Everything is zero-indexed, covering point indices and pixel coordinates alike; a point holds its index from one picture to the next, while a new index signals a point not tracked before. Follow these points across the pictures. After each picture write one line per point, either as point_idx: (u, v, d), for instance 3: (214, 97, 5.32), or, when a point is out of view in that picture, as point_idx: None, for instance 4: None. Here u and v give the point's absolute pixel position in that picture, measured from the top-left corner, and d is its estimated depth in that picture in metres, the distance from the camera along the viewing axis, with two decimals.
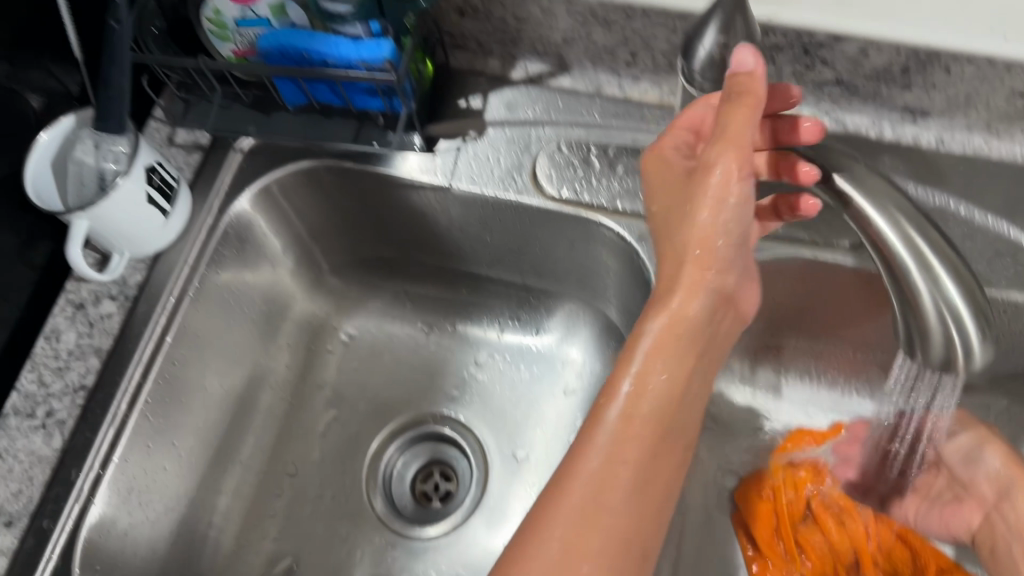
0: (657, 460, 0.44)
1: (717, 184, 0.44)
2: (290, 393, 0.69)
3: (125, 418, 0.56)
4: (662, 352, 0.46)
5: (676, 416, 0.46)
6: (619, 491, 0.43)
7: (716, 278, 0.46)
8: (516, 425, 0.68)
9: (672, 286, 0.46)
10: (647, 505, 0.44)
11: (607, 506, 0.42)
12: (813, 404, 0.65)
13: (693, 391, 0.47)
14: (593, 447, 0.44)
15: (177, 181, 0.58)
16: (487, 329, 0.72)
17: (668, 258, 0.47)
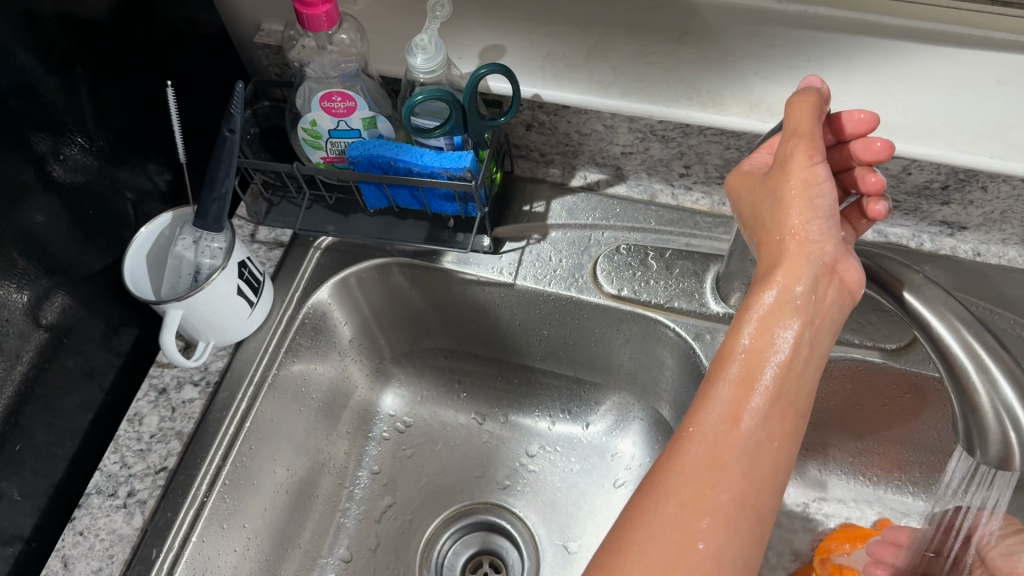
0: (766, 437, 0.41)
1: (800, 177, 0.42)
2: (347, 478, 0.71)
3: (204, 499, 0.59)
4: (756, 350, 0.43)
5: (778, 416, 0.42)
6: (714, 501, 0.40)
7: (816, 249, 0.43)
8: (567, 515, 0.70)
9: (772, 264, 0.44)
10: (747, 514, 0.40)
11: (700, 521, 0.40)
12: (858, 501, 0.67)
13: (806, 362, 0.43)
14: (682, 461, 0.42)
15: (262, 275, 0.62)
16: (538, 419, 0.75)
17: (765, 239, 0.45)
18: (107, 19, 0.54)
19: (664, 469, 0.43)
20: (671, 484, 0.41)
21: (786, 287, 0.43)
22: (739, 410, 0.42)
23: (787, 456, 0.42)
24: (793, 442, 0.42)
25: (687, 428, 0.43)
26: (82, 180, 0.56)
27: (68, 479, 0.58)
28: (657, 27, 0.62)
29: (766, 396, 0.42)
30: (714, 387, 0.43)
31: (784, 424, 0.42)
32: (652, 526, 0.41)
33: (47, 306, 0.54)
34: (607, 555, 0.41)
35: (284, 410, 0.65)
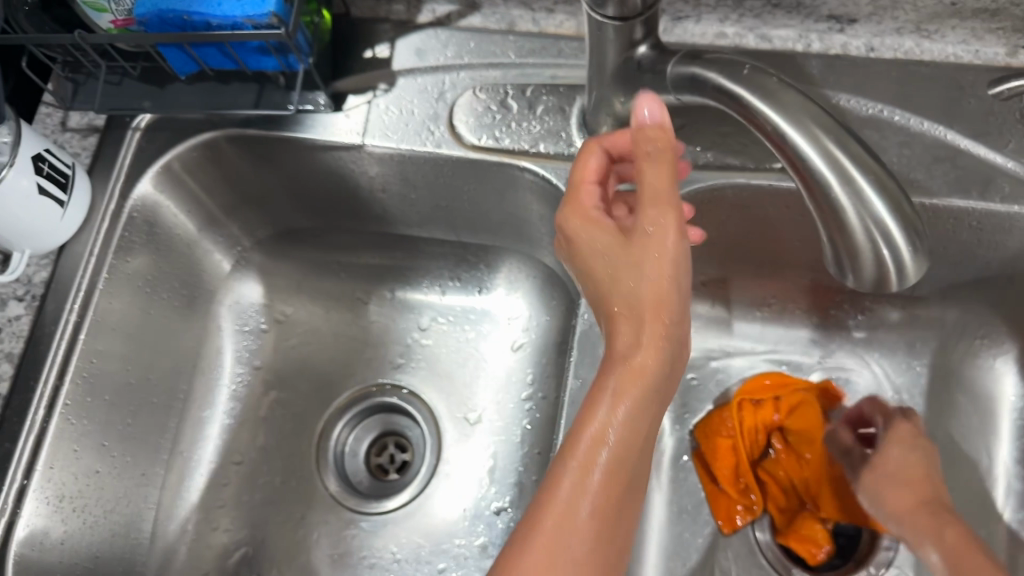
0: (618, 514, 0.40)
1: (658, 245, 0.40)
2: (227, 380, 0.66)
3: (45, 424, 0.53)
4: (605, 434, 0.40)
5: (624, 488, 0.40)
6: (591, 513, 0.39)
7: (670, 326, 0.41)
8: (465, 386, 0.66)
9: (626, 349, 0.41)
10: (615, 511, 0.40)
11: (576, 536, 0.39)
12: (762, 338, 0.63)
13: (648, 448, 0.41)
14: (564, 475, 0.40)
15: (71, 167, 0.55)
16: (428, 291, 0.69)
17: (616, 318, 0.42)
18: None
19: (546, 481, 0.40)
20: (553, 502, 0.39)
21: (638, 308, 0.41)
22: (588, 486, 0.39)
23: (646, 450, 0.41)
24: (631, 494, 0.41)
25: (572, 434, 0.40)
26: None
27: None
28: None
29: (638, 386, 0.40)
30: (562, 467, 0.40)
31: (626, 488, 0.40)
32: (536, 542, 0.38)
33: None
34: (495, 567, 0.39)
35: (130, 315, 0.58)
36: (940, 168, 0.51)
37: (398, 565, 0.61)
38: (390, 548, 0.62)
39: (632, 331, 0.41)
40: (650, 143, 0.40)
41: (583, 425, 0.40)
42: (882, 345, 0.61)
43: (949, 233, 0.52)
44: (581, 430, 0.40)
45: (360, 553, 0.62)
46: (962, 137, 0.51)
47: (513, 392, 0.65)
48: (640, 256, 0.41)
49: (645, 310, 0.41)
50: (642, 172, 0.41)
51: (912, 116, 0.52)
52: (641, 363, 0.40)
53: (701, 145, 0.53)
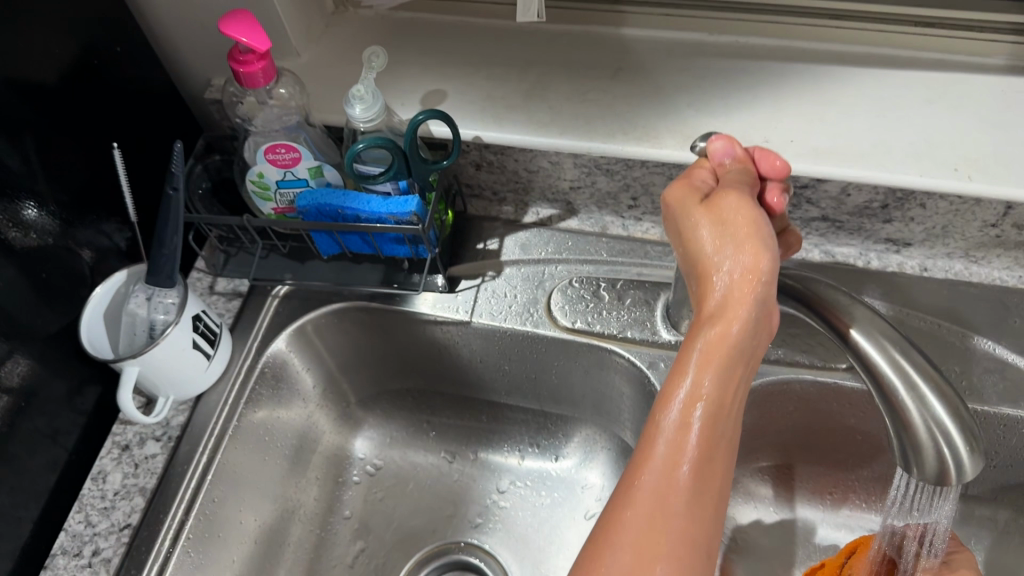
0: (713, 460, 0.41)
1: (740, 209, 0.43)
2: (320, 526, 0.71)
3: (168, 554, 0.58)
4: (700, 391, 0.42)
5: (717, 438, 0.42)
6: (686, 486, 0.41)
7: (763, 291, 0.42)
8: (540, 549, 0.70)
9: (715, 309, 0.42)
10: (713, 478, 0.41)
11: (674, 503, 0.40)
12: (825, 522, 0.66)
13: (738, 404, 0.43)
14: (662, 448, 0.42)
15: (219, 328, 0.63)
16: (507, 455, 0.75)
17: (707, 284, 0.43)
18: (56, 83, 0.55)
19: (642, 449, 0.42)
20: (651, 474, 0.41)
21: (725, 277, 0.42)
22: (681, 438, 0.41)
23: (736, 414, 0.43)
24: (729, 453, 0.43)
25: (663, 398, 0.43)
26: (37, 243, 0.56)
27: (34, 542, 0.57)
28: (592, 63, 0.64)
29: (724, 350, 0.42)
30: (658, 423, 0.42)
31: (722, 434, 0.42)
32: (637, 505, 0.41)
33: (6, 369, 0.54)
34: (598, 533, 0.41)
35: (246, 462, 0.65)
36: (992, 377, 0.56)
37: None
38: None
39: (720, 296, 0.42)
40: (740, 162, 0.46)
41: (676, 382, 0.43)
42: None
43: (1001, 437, 0.57)
44: (676, 387, 0.42)
45: None
46: (1010, 352, 0.57)
47: None
48: (724, 225, 0.43)
49: (733, 290, 0.42)
50: (733, 170, 0.46)
51: (964, 330, 0.58)
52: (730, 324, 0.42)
53: (772, 343, 0.60)
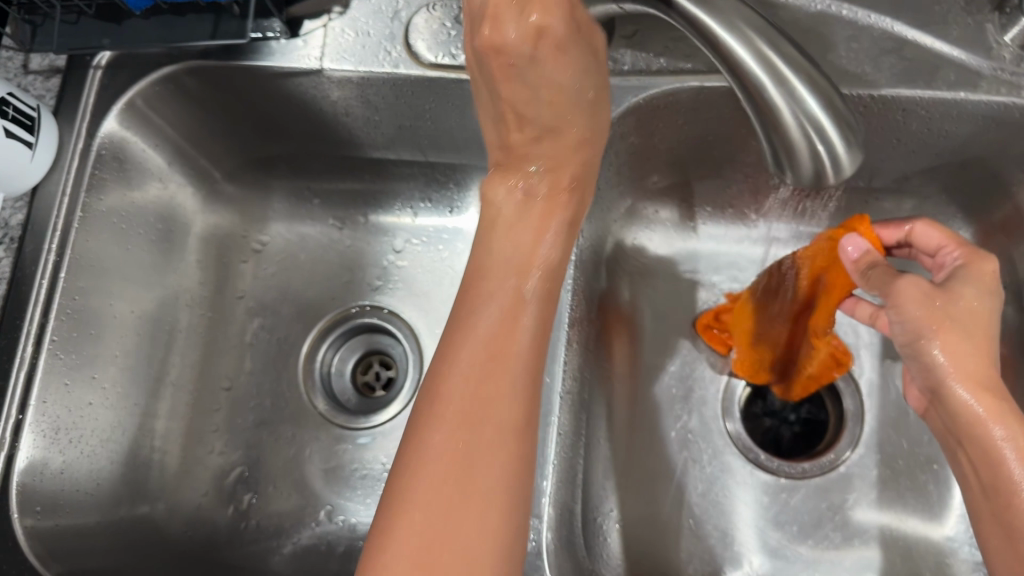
0: (478, 454, 0.38)
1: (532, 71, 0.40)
2: (211, 310, 0.68)
3: (34, 360, 0.55)
4: (473, 376, 0.40)
5: (484, 428, 0.39)
6: (516, 369, 0.40)
7: (525, 263, 0.44)
8: (442, 302, 0.68)
9: (489, 301, 0.43)
10: (479, 453, 0.38)
11: (478, 432, 0.38)
12: (727, 238, 0.66)
13: (478, 391, 0.39)
14: (467, 333, 0.41)
15: (36, 110, 0.55)
16: (399, 214, 0.70)
17: (481, 273, 0.44)
18: None
19: (426, 432, 0.39)
20: (444, 446, 0.38)
21: (485, 311, 0.42)
22: (481, 393, 0.39)
23: (463, 384, 0.40)
24: (502, 447, 0.39)
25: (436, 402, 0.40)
26: None
27: None
28: None
29: (497, 346, 0.41)
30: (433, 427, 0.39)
31: (484, 431, 0.38)
32: (429, 478, 0.37)
33: None
34: (379, 529, 0.37)
35: (106, 257, 0.60)
36: (888, 60, 0.51)
37: (388, 474, 0.65)
38: (379, 459, 0.65)
39: (482, 308, 0.42)
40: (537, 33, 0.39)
41: (449, 377, 0.40)
42: None
43: (899, 123, 0.53)
44: (449, 390, 0.39)
45: (351, 466, 0.65)
46: (910, 28, 0.52)
47: None
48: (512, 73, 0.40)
49: (510, 208, 0.45)
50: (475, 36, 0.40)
51: (860, 10, 0.52)
52: (450, 365, 0.41)
53: (651, 51, 0.54)
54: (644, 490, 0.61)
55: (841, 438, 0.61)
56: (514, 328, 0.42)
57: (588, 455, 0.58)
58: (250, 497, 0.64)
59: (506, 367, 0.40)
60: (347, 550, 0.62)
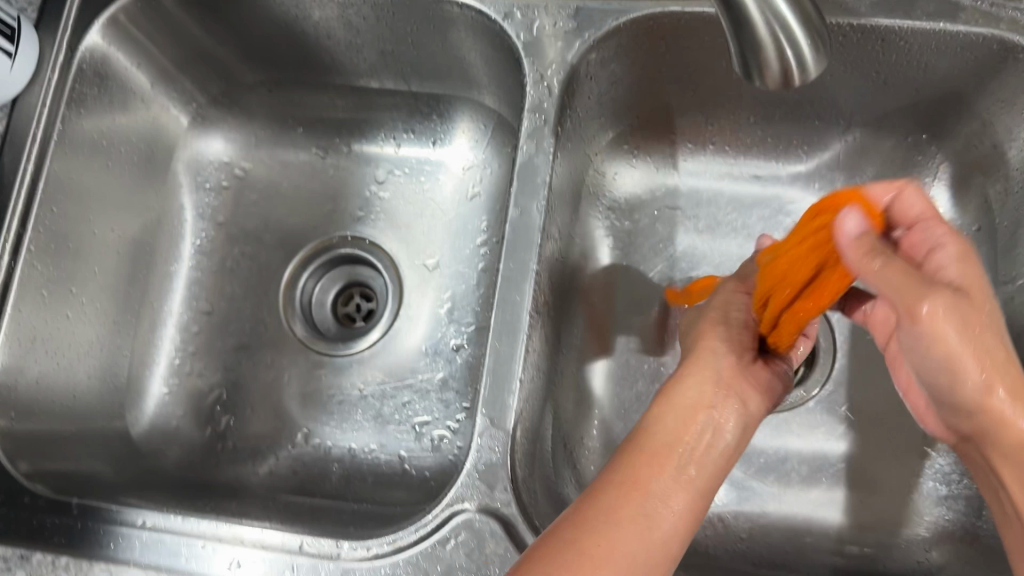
0: (632, 539, 0.40)
1: None
2: (193, 235, 0.69)
3: (11, 268, 0.56)
4: (653, 536, 0.41)
5: (631, 511, 0.42)
6: (659, 513, 0.42)
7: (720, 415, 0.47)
8: (423, 234, 0.68)
9: (666, 451, 0.45)
10: (620, 545, 0.40)
11: (619, 559, 0.40)
12: (709, 174, 0.65)
13: (646, 530, 0.41)
14: (634, 466, 0.44)
15: (16, 20, 0.55)
16: (382, 144, 0.70)
17: (648, 429, 0.46)
18: None
19: (590, 539, 0.40)
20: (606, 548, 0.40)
21: (666, 487, 0.43)
22: (631, 538, 0.40)
23: (663, 506, 0.42)
24: (648, 548, 0.41)
25: (586, 522, 0.41)
26: None
27: None
28: None
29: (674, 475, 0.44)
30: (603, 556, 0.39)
31: (631, 525, 0.41)
32: (578, 560, 0.39)
33: None
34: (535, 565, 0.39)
35: (87, 174, 0.61)
36: None
37: (364, 400, 0.65)
38: (356, 386, 0.66)
39: (661, 448, 0.45)
40: None
41: (637, 502, 0.42)
42: (823, 176, 0.64)
43: (870, 54, 0.55)
44: (617, 519, 0.41)
45: (328, 391, 0.66)
46: None
47: (469, 236, 0.67)
48: None
49: (687, 399, 0.47)
50: None
51: None
52: (643, 479, 0.43)
53: None
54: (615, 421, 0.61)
55: (812, 374, 0.61)
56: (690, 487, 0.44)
57: (559, 381, 0.59)
58: (227, 420, 0.65)
59: (660, 524, 0.42)
60: (321, 472, 0.63)
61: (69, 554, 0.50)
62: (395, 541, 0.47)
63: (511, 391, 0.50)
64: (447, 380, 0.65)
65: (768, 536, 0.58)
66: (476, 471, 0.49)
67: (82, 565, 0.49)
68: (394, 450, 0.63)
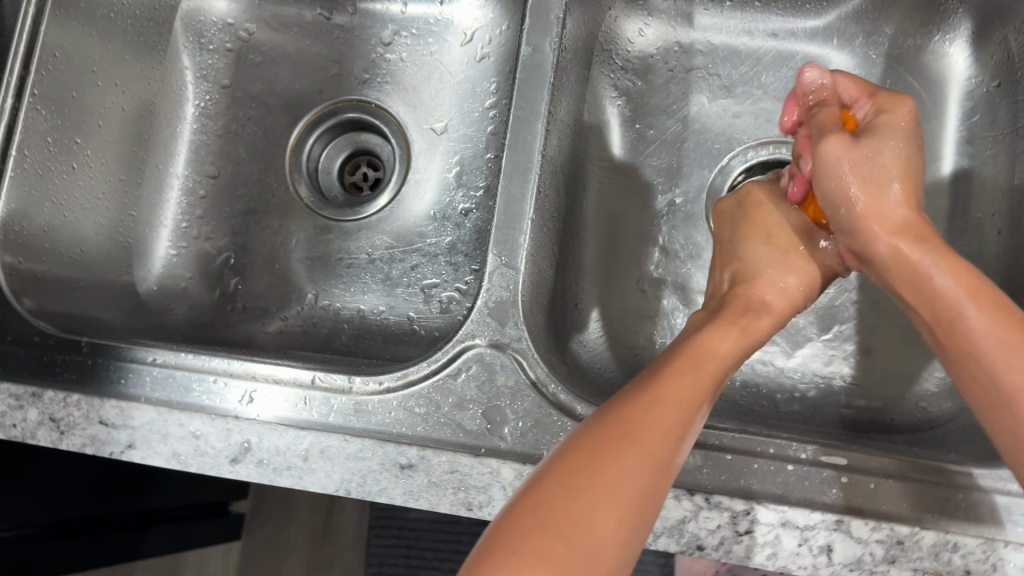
0: (674, 436, 0.37)
1: None
2: (196, 97, 0.67)
3: (15, 109, 0.56)
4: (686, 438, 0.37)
5: (679, 408, 0.38)
6: (696, 422, 0.38)
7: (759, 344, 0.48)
8: (431, 97, 0.67)
9: (714, 367, 0.42)
10: (666, 442, 0.36)
11: (665, 453, 0.36)
12: (724, 29, 0.64)
13: (684, 426, 0.37)
14: (681, 370, 0.40)
15: None
16: (388, 3, 0.68)
17: (699, 352, 0.42)
18: None
19: (638, 426, 0.36)
20: (619, 459, 0.34)
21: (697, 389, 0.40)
22: (676, 434, 0.37)
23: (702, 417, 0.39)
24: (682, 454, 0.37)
25: (627, 411, 0.37)
26: None
27: None
28: None
29: (701, 392, 0.40)
30: (637, 443, 0.35)
31: (678, 422, 0.37)
32: (614, 445, 0.35)
33: None
34: (538, 493, 0.33)
35: (90, 23, 0.60)
36: None
37: (373, 264, 0.65)
38: (364, 251, 0.65)
39: (705, 366, 0.41)
40: None
41: (673, 394, 0.38)
42: (841, 32, 0.62)
43: None
44: (663, 409, 0.37)
45: (337, 255, 0.65)
46: None
47: (478, 99, 0.66)
48: None
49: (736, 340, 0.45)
50: None
51: None
52: (672, 397, 0.38)
53: None
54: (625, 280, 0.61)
55: None
56: (704, 408, 0.39)
57: (569, 236, 0.58)
58: (236, 282, 0.65)
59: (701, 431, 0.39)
60: (331, 332, 0.63)
61: (80, 392, 0.50)
62: (404, 375, 0.48)
63: (523, 230, 0.49)
64: (456, 244, 0.64)
65: (777, 390, 0.58)
66: (487, 308, 0.48)
67: (94, 402, 0.49)
68: (403, 312, 0.63)
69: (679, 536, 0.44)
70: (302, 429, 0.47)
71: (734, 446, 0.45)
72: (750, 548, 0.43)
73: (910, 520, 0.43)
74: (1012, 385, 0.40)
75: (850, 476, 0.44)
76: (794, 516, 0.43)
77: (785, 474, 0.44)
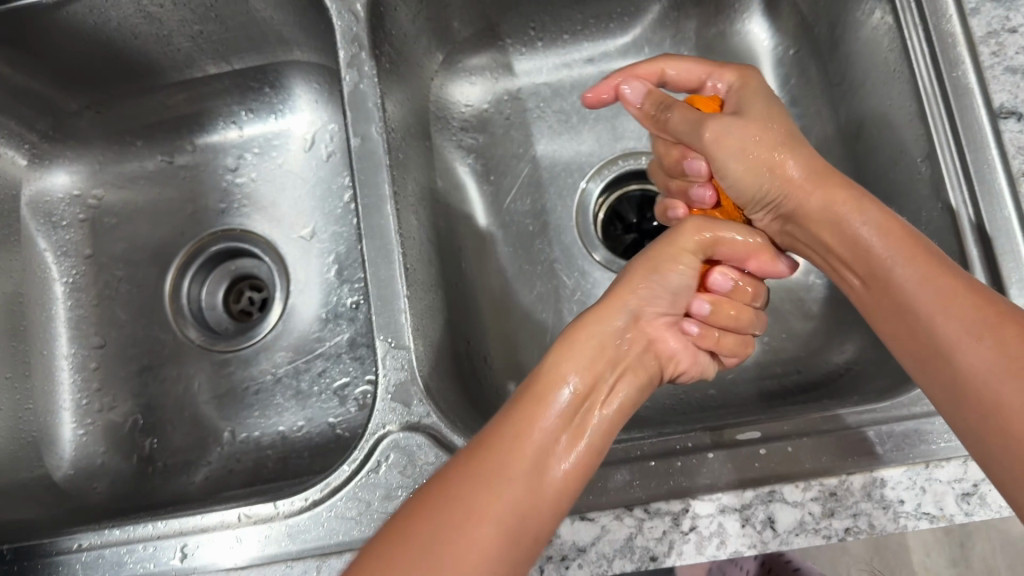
0: (489, 503, 0.39)
1: None
2: (62, 275, 0.67)
3: None
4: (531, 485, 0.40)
5: (496, 465, 0.40)
6: (528, 478, 0.40)
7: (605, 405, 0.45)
8: (291, 206, 0.68)
9: (558, 405, 0.44)
10: (469, 512, 0.38)
11: (480, 522, 0.38)
12: (542, 70, 0.67)
13: (510, 482, 0.40)
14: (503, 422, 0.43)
15: None
16: (224, 130, 0.70)
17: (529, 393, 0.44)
18: None
19: (424, 509, 0.38)
20: (425, 530, 0.37)
21: (533, 434, 0.42)
22: (509, 501, 0.39)
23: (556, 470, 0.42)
24: (535, 519, 0.40)
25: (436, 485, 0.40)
26: None
27: None
28: None
29: (537, 446, 0.41)
30: (418, 533, 0.37)
31: (499, 475, 0.40)
32: (402, 532, 0.38)
33: None
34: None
35: None
36: None
37: (280, 383, 0.64)
38: (268, 370, 0.65)
39: (538, 412, 0.43)
40: None
41: (487, 455, 0.41)
42: (651, 40, 0.66)
43: None
44: (462, 475, 0.40)
45: (242, 385, 0.65)
46: None
47: (334, 195, 0.68)
48: None
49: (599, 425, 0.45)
50: None
51: None
52: (463, 466, 0.40)
53: None
54: (523, 327, 0.62)
55: None
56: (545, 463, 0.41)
57: (457, 300, 0.60)
58: (150, 442, 0.64)
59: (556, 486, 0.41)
60: (257, 463, 0.62)
61: None
62: (327, 483, 0.48)
63: (402, 310, 0.50)
64: (354, 339, 0.64)
65: (694, 385, 0.59)
66: (389, 393, 0.49)
67: None
68: (322, 420, 0.63)
69: (631, 553, 0.44)
70: (242, 568, 0.47)
71: (654, 452, 0.47)
72: (700, 544, 0.44)
73: (835, 471, 0.44)
74: (941, 335, 0.41)
75: (768, 446, 0.46)
76: (730, 500, 0.44)
77: (708, 463, 0.46)
